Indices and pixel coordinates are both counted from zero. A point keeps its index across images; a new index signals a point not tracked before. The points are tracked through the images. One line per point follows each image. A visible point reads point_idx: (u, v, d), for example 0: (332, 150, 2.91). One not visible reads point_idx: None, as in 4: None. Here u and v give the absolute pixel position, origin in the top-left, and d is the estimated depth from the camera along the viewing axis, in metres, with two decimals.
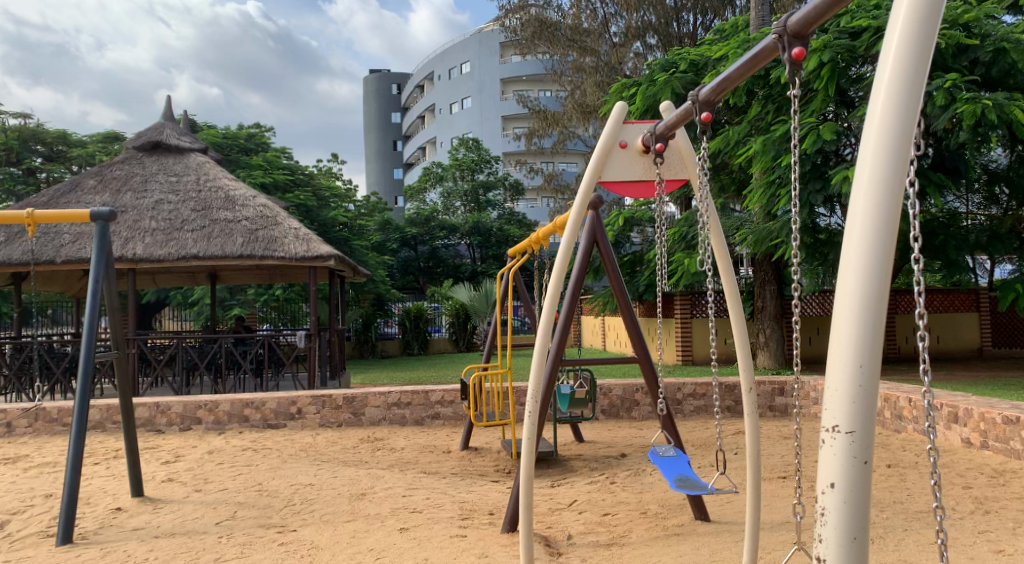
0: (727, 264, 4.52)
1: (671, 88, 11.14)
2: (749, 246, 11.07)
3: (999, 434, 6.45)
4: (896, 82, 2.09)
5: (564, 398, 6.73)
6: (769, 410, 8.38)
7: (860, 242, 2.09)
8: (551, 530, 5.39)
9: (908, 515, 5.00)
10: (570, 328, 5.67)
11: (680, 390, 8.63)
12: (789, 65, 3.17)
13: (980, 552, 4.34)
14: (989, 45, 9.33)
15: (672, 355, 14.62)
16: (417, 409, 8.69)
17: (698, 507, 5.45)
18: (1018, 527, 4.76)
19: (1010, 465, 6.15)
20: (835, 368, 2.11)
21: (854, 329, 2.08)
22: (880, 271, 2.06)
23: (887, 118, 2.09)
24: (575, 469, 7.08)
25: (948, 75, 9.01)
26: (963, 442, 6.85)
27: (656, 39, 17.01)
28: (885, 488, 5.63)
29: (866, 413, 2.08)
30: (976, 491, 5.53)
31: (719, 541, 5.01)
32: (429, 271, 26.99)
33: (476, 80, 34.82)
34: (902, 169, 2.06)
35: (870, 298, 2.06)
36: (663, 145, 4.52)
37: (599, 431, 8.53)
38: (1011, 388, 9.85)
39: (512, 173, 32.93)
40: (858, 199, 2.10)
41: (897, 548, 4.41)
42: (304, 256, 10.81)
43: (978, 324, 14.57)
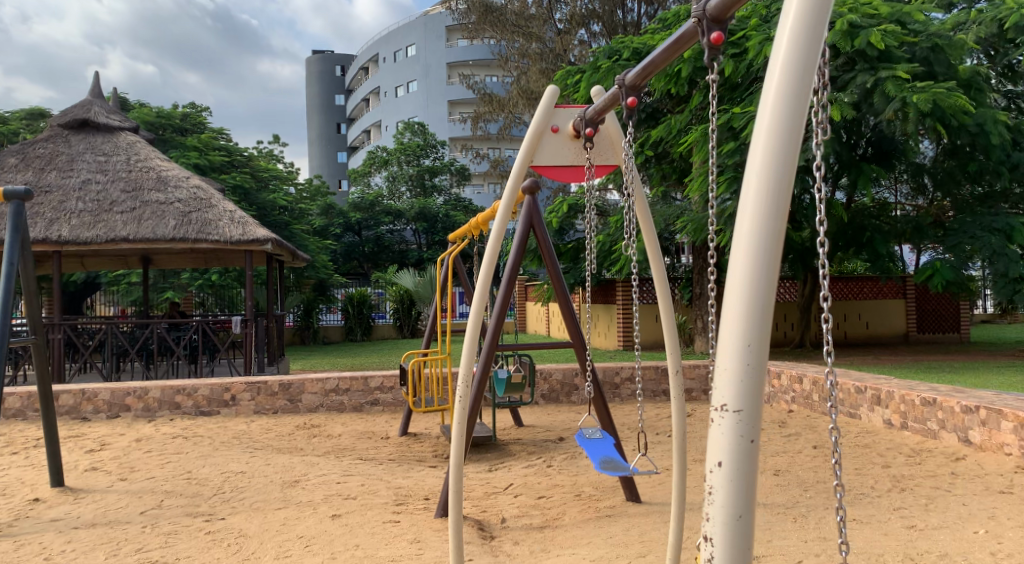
0: (654, 248, 4.51)
1: (614, 75, 11.35)
2: (689, 233, 11.21)
3: (918, 415, 6.67)
4: (788, 66, 2.08)
5: (501, 383, 6.73)
6: (705, 394, 8.57)
7: (751, 222, 2.07)
8: (485, 513, 5.39)
9: (829, 494, 5.14)
10: (507, 311, 5.63)
11: (618, 374, 8.72)
12: (708, 49, 3.16)
13: (893, 528, 4.47)
14: (925, 42, 9.88)
15: (614, 342, 14.76)
16: (356, 395, 8.60)
17: (630, 488, 5.51)
18: (930, 504, 4.92)
19: (925, 445, 6.38)
20: (724, 347, 2.08)
21: (742, 310, 2.06)
22: (769, 253, 2.05)
23: (782, 99, 2.07)
24: (514, 453, 7.08)
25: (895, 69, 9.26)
26: (885, 423, 7.07)
27: (599, 26, 17.12)
28: (810, 468, 5.79)
29: (753, 392, 2.06)
30: (894, 470, 5.72)
31: (648, 522, 5.08)
32: (373, 257, 26.66)
33: (421, 64, 34.60)
34: (793, 149, 2.06)
35: (759, 275, 2.05)
36: (593, 130, 4.52)
37: (539, 415, 8.56)
38: (934, 372, 10.17)
39: (459, 158, 32.86)
40: (751, 182, 2.09)
41: (817, 526, 4.52)
42: (239, 240, 10.58)
43: (904, 311, 15.08)
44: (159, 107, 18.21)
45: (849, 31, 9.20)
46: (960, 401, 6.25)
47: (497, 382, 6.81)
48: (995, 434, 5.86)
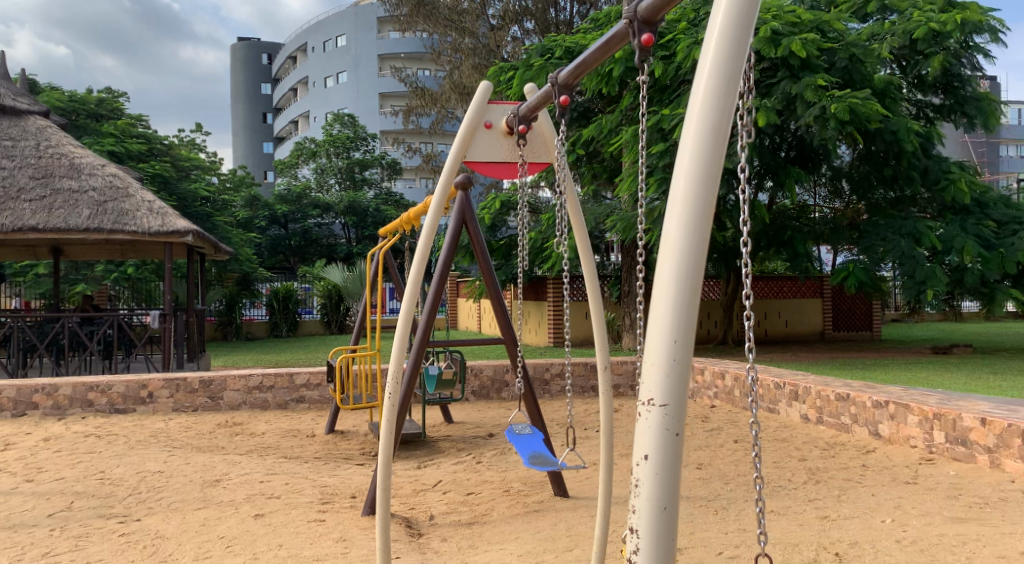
0: (584, 245, 4.55)
1: (546, 73, 11.42)
2: (619, 232, 11.34)
3: (832, 410, 6.93)
4: (717, 68, 2.12)
5: (432, 379, 6.69)
6: (632, 389, 8.72)
7: (678, 220, 2.11)
8: (413, 510, 5.36)
9: (749, 487, 5.30)
10: (438, 307, 5.61)
11: (548, 370, 8.78)
12: (639, 51, 3.21)
13: (808, 518, 4.63)
14: (843, 51, 10.21)
15: (544, 339, 14.87)
16: (281, 392, 8.42)
17: (558, 483, 5.55)
18: (843, 495, 5.12)
19: (839, 438, 6.63)
20: (651, 343, 2.12)
21: (669, 307, 2.10)
22: (696, 251, 2.09)
23: (709, 102, 2.12)
24: (443, 450, 7.06)
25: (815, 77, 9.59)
26: (802, 418, 7.32)
27: (532, 24, 17.16)
28: (731, 462, 5.94)
29: (679, 387, 2.10)
30: (810, 463, 5.93)
31: (575, 516, 5.13)
32: (300, 251, 26.16)
33: (351, 55, 34.08)
34: (719, 150, 2.10)
35: (686, 271, 2.09)
36: (526, 127, 4.53)
37: (469, 412, 8.55)
38: (849, 369, 10.56)
39: (390, 151, 32.53)
40: (679, 182, 2.13)
41: (737, 518, 4.65)
42: (158, 232, 10.22)
43: (821, 309, 15.63)
44: (72, 92, 17.45)
45: (771, 38, 9.53)
46: (870, 396, 6.52)
47: (427, 379, 6.77)
48: (904, 427, 6.14)
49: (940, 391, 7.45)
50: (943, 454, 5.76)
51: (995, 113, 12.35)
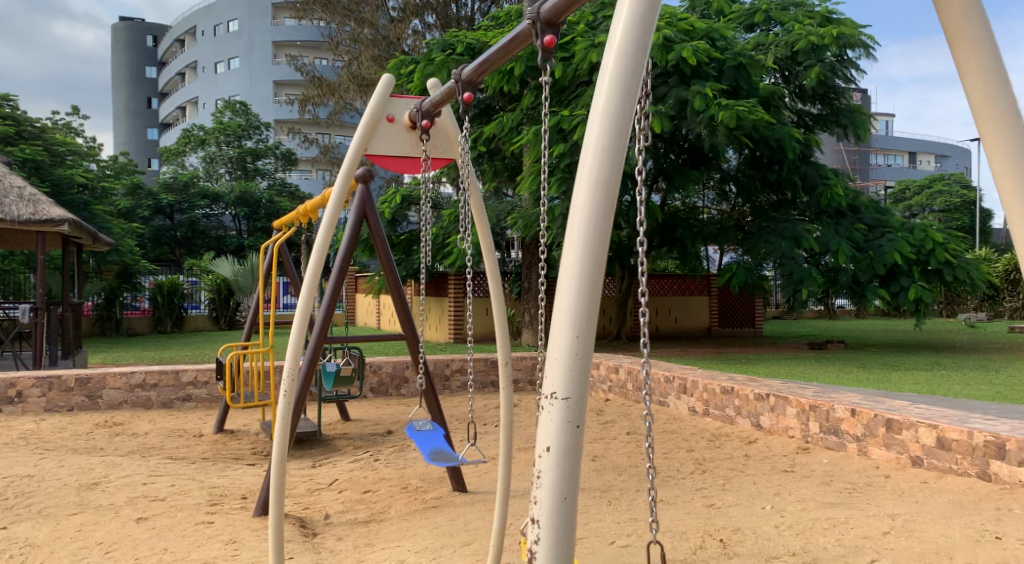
0: (487, 242, 4.59)
1: (447, 69, 11.41)
2: (519, 230, 11.45)
3: (718, 403, 7.24)
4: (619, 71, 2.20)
5: (329, 376, 6.59)
6: (530, 384, 8.85)
7: (582, 219, 2.16)
8: (308, 510, 5.27)
9: (641, 478, 5.47)
10: (336, 303, 5.52)
11: (448, 366, 8.80)
12: (541, 51, 3.27)
13: (695, 507, 4.84)
14: (731, 60, 10.73)
15: (443, 335, 14.86)
16: (166, 391, 8.09)
17: (456, 479, 5.58)
18: (727, 483, 5.37)
19: (725, 430, 6.94)
20: (555, 338, 2.17)
21: (572, 302, 2.15)
22: (597, 248, 2.15)
23: (611, 104, 2.18)
24: (338, 449, 6.96)
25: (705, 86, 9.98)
26: (690, 410, 7.63)
27: (433, 18, 17.08)
28: (624, 454, 6.12)
29: (580, 380, 2.15)
30: (697, 453, 6.18)
31: (473, 511, 5.17)
32: (186, 243, 25.12)
33: (244, 40, 32.98)
34: (621, 150, 2.17)
35: (589, 267, 2.15)
36: (430, 122, 4.54)
37: (366, 409, 8.46)
38: (736, 364, 11.05)
39: (284, 141, 31.69)
40: (582, 184, 2.18)
41: (629, 507, 4.81)
42: (29, 220, 9.62)
43: (708, 306, 16.30)
44: None
45: (664, 44, 9.86)
46: (753, 389, 6.86)
47: (324, 376, 6.67)
48: (782, 418, 6.49)
49: (817, 385, 7.91)
50: (817, 443, 6.13)
51: (865, 126, 13.13)
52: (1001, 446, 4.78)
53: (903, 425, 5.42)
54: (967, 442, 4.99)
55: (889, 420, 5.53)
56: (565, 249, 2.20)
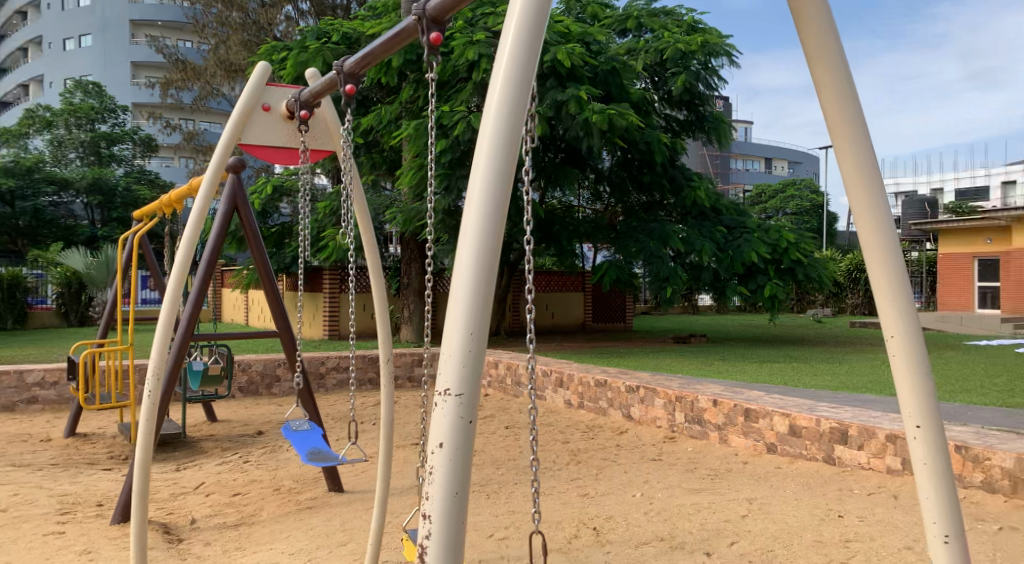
0: (369, 238, 4.53)
1: (324, 57, 11.13)
2: (397, 224, 11.33)
3: (592, 396, 7.47)
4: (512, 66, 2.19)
5: (197, 375, 6.32)
6: (408, 381, 8.81)
7: (477, 214, 2.13)
8: (172, 516, 5.04)
9: (518, 471, 5.57)
10: (202, 300, 5.31)
11: (323, 363, 8.62)
12: (427, 48, 3.27)
13: (570, 497, 4.98)
14: (605, 64, 11.06)
15: (317, 331, 14.52)
16: (9, 393, 7.51)
17: (332, 478, 5.48)
18: (600, 473, 5.55)
19: (599, 422, 7.17)
20: (448, 333, 2.12)
21: (466, 297, 2.11)
22: (491, 245, 2.13)
23: (505, 101, 2.17)
24: (205, 451, 6.68)
25: (580, 89, 10.20)
26: (565, 403, 7.83)
27: (307, 5, 16.62)
28: (501, 448, 6.21)
29: (473, 376, 2.12)
30: (572, 445, 6.36)
31: (350, 510, 5.11)
32: (31, 233, 23.32)
33: (98, 17, 30.94)
34: (515, 145, 2.16)
35: (484, 264, 2.12)
36: (308, 113, 4.43)
37: (235, 409, 8.16)
38: (609, 358, 11.40)
39: (143, 127, 29.99)
40: (476, 180, 2.16)
41: (506, 500, 4.89)
42: None
43: (582, 302, 16.73)
44: None
45: None
46: (624, 382, 7.12)
47: (190, 375, 6.38)
48: (651, 409, 6.77)
49: (683, 377, 8.30)
50: (683, 433, 6.43)
51: (727, 133, 13.81)
52: (845, 431, 5.18)
53: (759, 414, 5.78)
54: (815, 429, 5.38)
55: (746, 410, 5.88)
56: (459, 243, 2.16)
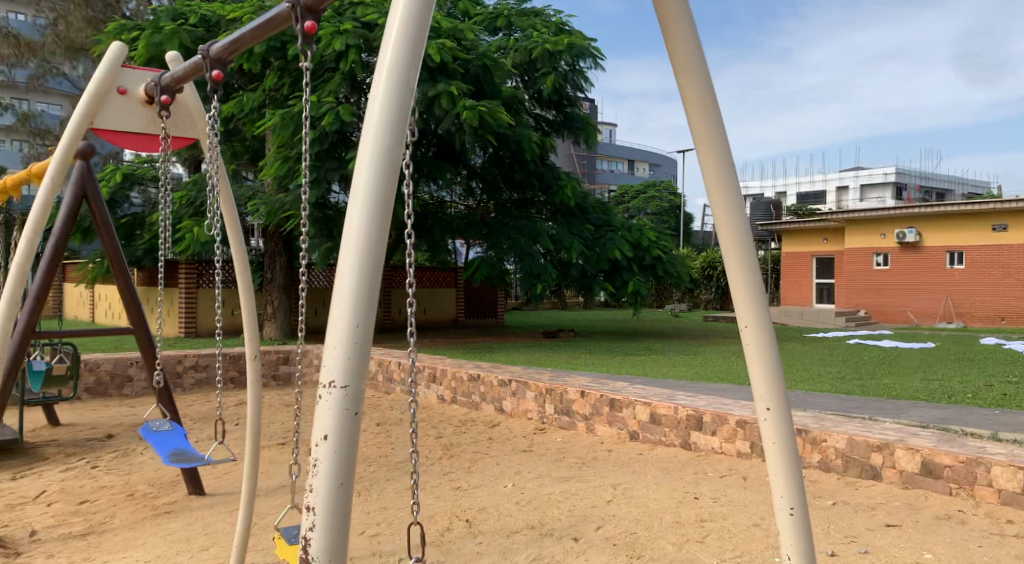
0: (236, 231, 4.36)
1: (180, 39, 10.60)
2: (260, 217, 10.94)
3: (465, 390, 7.54)
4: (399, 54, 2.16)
5: (38, 376, 5.89)
6: (273, 379, 8.58)
7: (364, 207, 2.10)
8: (9, 528, 4.68)
9: (390, 466, 5.55)
10: (45, 297, 4.93)
11: (180, 362, 8.24)
12: (302, 37, 3.20)
13: (443, 491, 5.02)
14: (477, 60, 11.16)
15: (173, 328, 13.80)
16: None
17: (192, 481, 5.26)
18: (472, 466, 5.62)
19: (470, 416, 7.25)
20: (334, 326, 2.10)
21: (352, 290, 2.09)
22: (378, 236, 2.11)
23: (390, 92, 2.14)
24: (48, 457, 6.24)
25: (450, 84, 10.28)
26: (438, 399, 7.89)
27: None
28: (372, 444, 6.16)
29: (359, 367, 2.10)
30: (444, 440, 6.39)
31: (211, 514, 4.92)
32: None
33: None
34: (402, 136, 2.14)
35: (370, 256, 2.10)
36: (169, 98, 4.20)
37: (82, 412, 7.65)
38: (480, 352, 11.51)
39: None
40: (362, 172, 2.12)
41: (378, 497, 4.87)
42: None
43: (454, 298, 16.77)
44: None
45: None
46: (496, 376, 7.23)
47: (32, 376, 5.94)
48: (522, 402, 6.92)
49: (553, 371, 8.53)
50: (552, 424, 6.61)
51: (593, 134, 14.25)
52: (700, 418, 5.49)
53: (624, 404, 6.03)
54: (674, 417, 5.68)
55: (611, 400, 6.12)
56: (344, 234, 2.13)
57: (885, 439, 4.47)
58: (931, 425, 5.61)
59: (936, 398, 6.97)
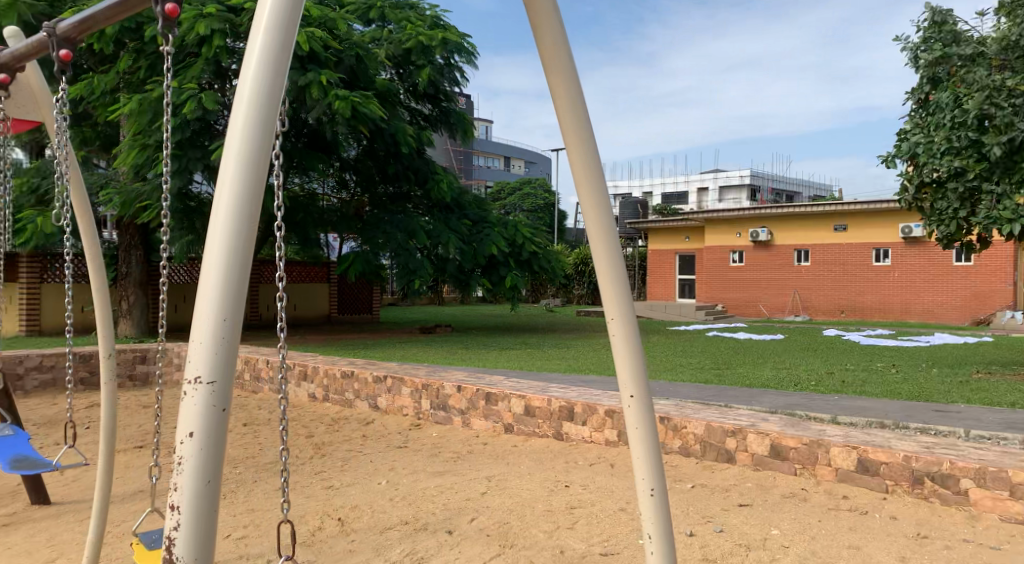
0: (87, 223, 4.09)
1: (20, 13, 9.81)
2: (114, 207, 10.29)
3: (337, 388, 7.43)
4: (272, 36, 2.07)
5: None
6: (130, 379, 8.13)
7: (232, 198, 2.03)
8: None
9: (258, 467, 5.39)
10: None
11: (22, 363, 7.66)
12: (163, 20, 3.04)
13: (314, 490, 4.94)
14: (349, 50, 11.03)
15: (13, 327, 12.77)
16: None
17: (37, 490, 4.91)
18: (344, 464, 5.55)
19: (343, 413, 7.16)
20: (199, 320, 2.02)
21: (219, 283, 2.02)
22: (246, 227, 2.04)
23: (260, 79, 2.06)
24: None
25: (322, 72, 10.14)
26: (310, 397, 7.75)
27: None
28: (239, 445, 5.97)
29: (227, 362, 2.03)
30: (315, 438, 6.27)
31: (59, 524, 4.61)
32: None
33: None
34: (272, 123, 2.07)
35: (238, 248, 2.03)
36: (8, 76, 3.89)
37: None
38: (352, 349, 11.32)
39: None
40: (230, 161, 2.05)
41: (245, 499, 4.72)
42: None
43: (327, 294, 16.47)
44: None
45: None
46: (371, 372, 7.16)
47: None
48: (398, 398, 6.89)
49: (428, 366, 8.55)
50: (427, 419, 6.63)
51: (470, 130, 14.33)
52: (572, 409, 5.66)
53: (499, 397, 6.12)
54: (547, 408, 5.82)
55: (487, 394, 6.20)
56: (210, 225, 2.05)
57: (739, 425, 4.76)
58: (781, 411, 6.03)
59: (787, 386, 7.52)
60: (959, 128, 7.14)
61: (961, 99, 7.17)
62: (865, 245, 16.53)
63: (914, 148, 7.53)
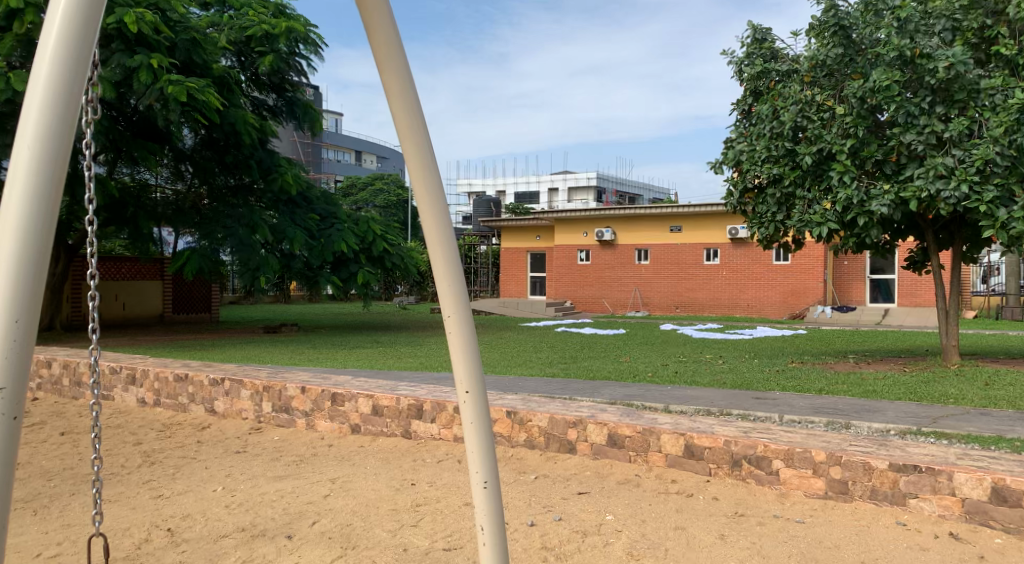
0: None
1: None
2: None
3: (169, 392, 7.05)
4: (72, 14, 1.91)
5: None
6: None
7: (25, 189, 1.86)
8: None
9: (77, 479, 5.02)
10: None
11: None
12: None
13: (141, 500, 4.66)
14: (183, 34, 10.49)
15: None
16: None
17: None
18: (175, 472, 5.27)
19: (175, 419, 6.80)
20: None
21: (9, 282, 1.86)
22: (41, 222, 1.88)
23: (60, 59, 1.89)
24: None
25: (152, 55, 9.65)
26: (138, 402, 7.31)
27: None
28: (55, 456, 5.52)
29: (17, 367, 1.89)
30: (144, 446, 5.91)
31: None
32: None
33: None
34: (73, 112, 1.91)
35: (32, 245, 1.87)
36: None
37: None
38: (186, 350, 10.75)
39: None
40: (22, 150, 1.88)
41: (61, 513, 4.39)
42: None
43: (161, 293, 15.55)
44: None
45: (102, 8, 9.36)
46: (207, 375, 6.83)
47: None
48: (237, 401, 6.62)
49: (270, 367, 8.28)
50: (269, 422, 6.42)
51: (318, 121, 13.91)
52: (420, 407, 5.63)
53: (345, 398, 6.01)
54: (395, 407, 5.76)
55: (332, 394, 6.07)
56: None
57: (580, 416, 4.94)
58: (619, 402, 6.30)
59: (625, 378, 7.87)
60: (776, 139, 7.73)
61: (777, 112, 7.75)
62: (698, 245, 17.57)
63: (739, 156, 8.11)
